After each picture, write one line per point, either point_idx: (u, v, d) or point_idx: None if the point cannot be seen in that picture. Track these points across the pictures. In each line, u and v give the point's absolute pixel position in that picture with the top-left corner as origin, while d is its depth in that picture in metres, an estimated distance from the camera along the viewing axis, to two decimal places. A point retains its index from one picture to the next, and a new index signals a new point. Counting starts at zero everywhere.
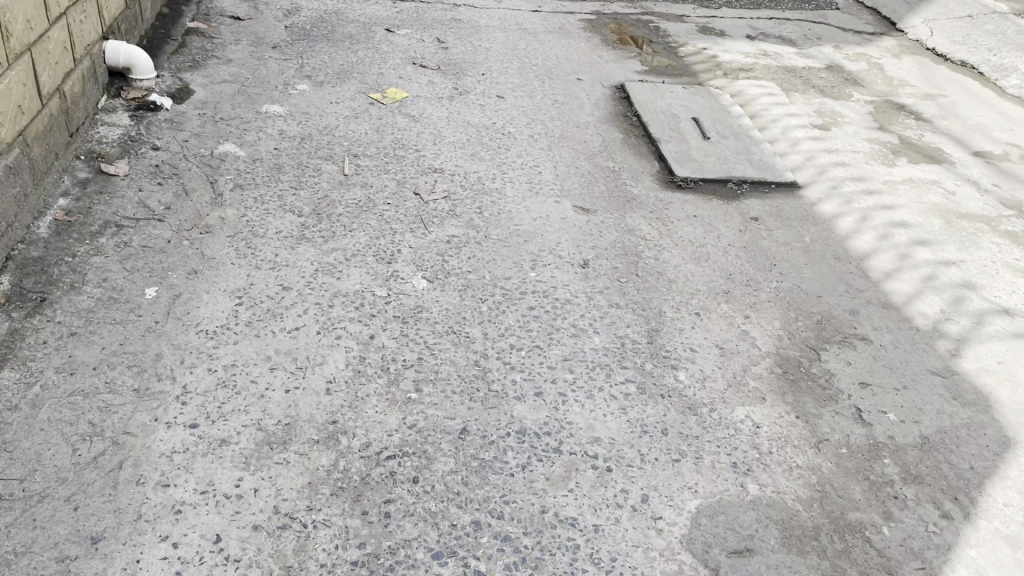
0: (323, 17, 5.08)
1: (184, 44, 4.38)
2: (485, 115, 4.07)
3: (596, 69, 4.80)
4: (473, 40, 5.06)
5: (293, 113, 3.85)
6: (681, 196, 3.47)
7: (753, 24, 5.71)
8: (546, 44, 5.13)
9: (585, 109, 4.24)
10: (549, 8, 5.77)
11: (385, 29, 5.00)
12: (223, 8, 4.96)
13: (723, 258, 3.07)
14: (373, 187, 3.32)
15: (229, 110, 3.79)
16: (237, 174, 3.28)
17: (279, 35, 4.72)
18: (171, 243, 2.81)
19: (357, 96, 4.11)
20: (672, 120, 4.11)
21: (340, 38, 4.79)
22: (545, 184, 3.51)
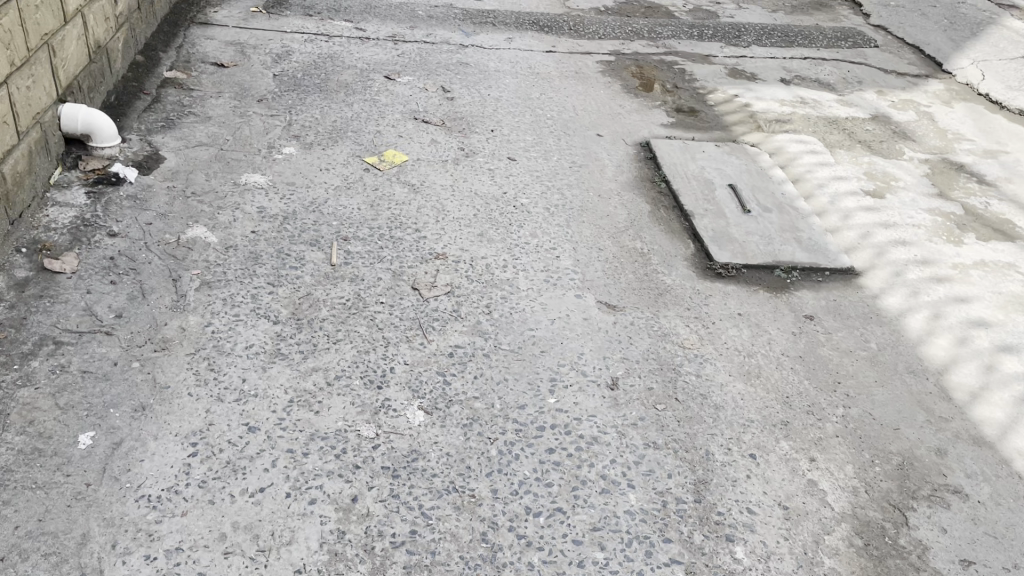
0: (317, 62, 4.63)
1: (158, 99, 3.93)
2: (494, 182, 3.61)
3: (617, 123, 4.34)
4: (482, 87, 4.60)
5: (276, 185, 3.39)
6: (722, 287, 2.99)
7: (787, 66, 5.24)
8: (561, 91, 4.67)
9: (606, 174, 3.78)
10: (563, 48, 5.31)
11: (385, 77, 4.55)
12: (206, 54, 4.51)
13: (777, 371, 2.59)
14: (364, 282, 2.86)
15: (202, 182, 3.33)
16: (205, 267, 2.82)
17: (268, 85, 4.28)
18: (118, 366, 2.35)
19: (351, 160, 3.66)
20: (705, 187, 3.63)
21: (333, 88, 4.34)
22: (563, 271, 3.04)
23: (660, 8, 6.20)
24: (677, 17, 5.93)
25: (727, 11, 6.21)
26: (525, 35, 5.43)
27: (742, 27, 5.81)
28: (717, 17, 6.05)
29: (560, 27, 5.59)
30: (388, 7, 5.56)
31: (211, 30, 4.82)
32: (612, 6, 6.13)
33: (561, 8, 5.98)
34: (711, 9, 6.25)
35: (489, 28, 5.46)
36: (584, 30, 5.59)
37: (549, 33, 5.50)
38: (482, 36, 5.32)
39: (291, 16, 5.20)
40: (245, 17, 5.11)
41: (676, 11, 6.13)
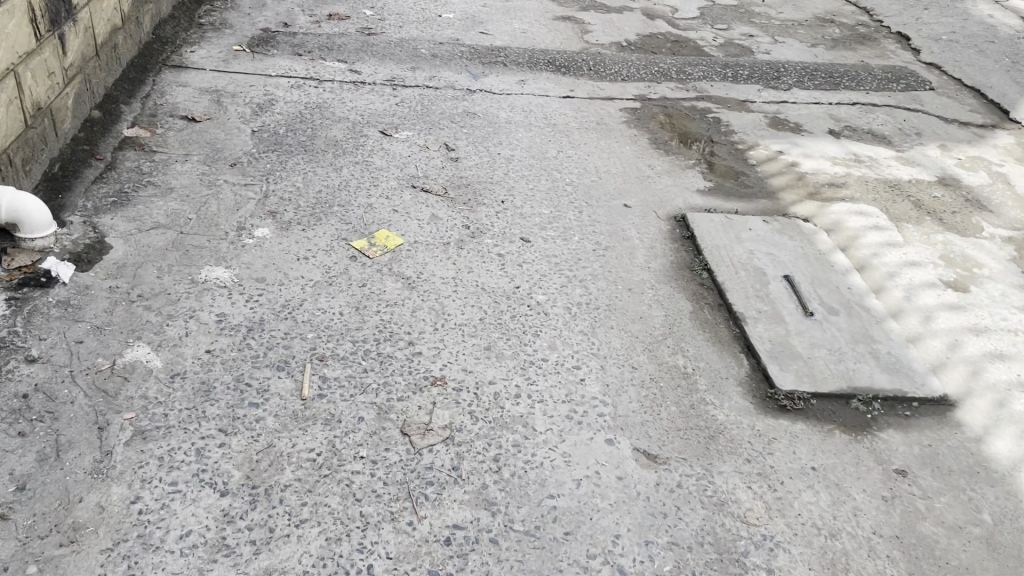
0: (303, 113, 4.07)
1: (112, 165, 3.38)
2: (504, 272, 3.04)
3: (646, 188, 3.76)
4: (491, 142, 4.04)
5: (242, 281, 2.82)
6: (788, 426, 2.40)
7: (835, 114, 4.67)
8: (581, 147, 4.10)
9: (636, 260, 3.19)
10: (582, 93, 4.75)
11: (380, 132, 3.98)
12: (177, 105, 3.96)
13: (870, 562, 2.00)
14: (341, 425, 2.28)
15: (152, 279, 2.77)
16: (143, 407, 2.26)
17: (244, 144, 3.72)
18: (7, 572, 1.78)
19: (336, 244, 3.09)
20: (756, 278, 3.05)
21: (320, 146, 3.78)
22: (588, 399, 2.46)
23: (687, 44, 5.64)
24: (706, 56, 5.37)
25: (761, 48, 5.65)
26: (539, 77, 4.88)
27: (781, 66, 5.23)
28: (751, 54, 5.48)
29: (577, 67, 5.03)
30: (386, 45, 5.01)
31: (185, 75, 4.27)
32: (634, 42, 5.58)
33: (580, 45, 5.42)
34: (743, 45, 5.69)
35: (499, 69, 4.90)
36: (605, 70, 5.03)
37: (565, 74, 4.94)
38: (491, 79, 4.77)
39: (277, 58, 4.66)
40: (226, 59, 4.56)
41: (705, 48, 5.58)
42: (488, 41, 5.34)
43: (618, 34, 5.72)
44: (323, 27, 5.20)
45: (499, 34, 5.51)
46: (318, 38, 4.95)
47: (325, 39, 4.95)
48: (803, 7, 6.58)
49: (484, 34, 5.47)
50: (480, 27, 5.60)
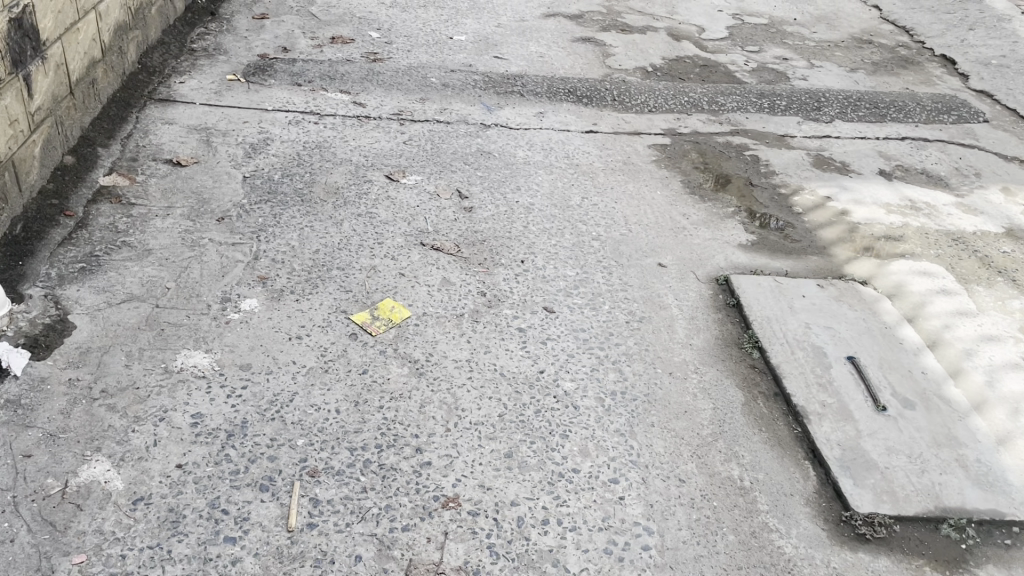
0: (301, 154, 3.70)
1: (84, 222, 3.00)
2: (525, 350, 2.66)
3: (681, 242, 3.37)
4: (508, 186, 3.66)
5: (224, 369, 2.43)
6: (869, 564, 2.01)
7: (883, 152, 4.27)
8: (607, 192, 3.72)
9: (675, 336, 2.80)
10: (606, 128, 4.38)
11: (386, 176, 3.61)
12: (161, 147, 3.58)
13: None
14: (334, 569, 1.89)
15: (119, 369, 2.38)
16: (96, 547, 1.87)
17: (234, 194, 3.34)
18: None
19: (333, 318, 2.71)
20: (815, 359, 2.68)
21: (319, 195, 3.40)
22: (629, 525, 2.07)
23: (716, 69, 5.26)
24: (738, 84, 4.99)
25: (796, 73, 5.27)
26: (559, 109, 4.51)
27: (821, 95, 4.87)
28: (787, 81, 5.11)
29: (600, 97, 4.66)
30: (393, 73, 4.64)
31: (172, 110, 3.89)
32: (660, 68, 5.21)
33: (601, 73, 5.06)
34: (777, 70, 5.31)
35: (515, 100, 4.54)
36: (630, 100, 4.65)
37: (586, 105, 4.57)
38: (507, 112, 4.41)
39: (274, 88, 4.29)
40: (219, 90, 4.20)
41: (735, 75, 5.20)
42: (504, 67, 4.98)
43: (643, 58, 5.35)
44: (327, 53, 4.85)
45: (515, 59, 5.15)
46: (320, 66, 4.59)
47: (328, 66, 4.59)
48: (836, 27, 6.20)
49: (499, 60, 5.11)
50: (496, 52, 5.24)
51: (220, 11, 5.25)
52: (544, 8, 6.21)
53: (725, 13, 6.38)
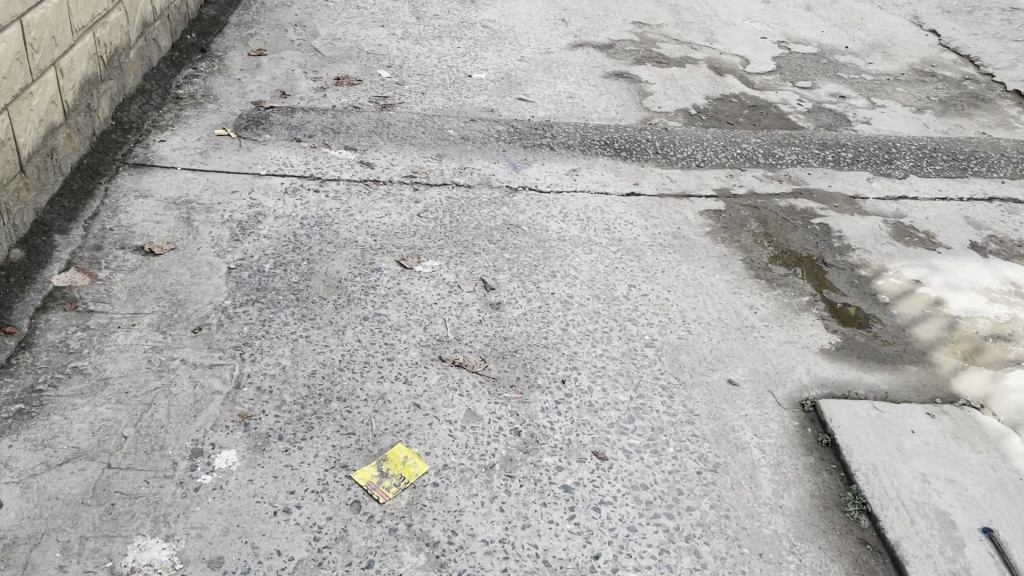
0: (300, 234, 3.16)
1: (29, 340, 2.46)
2: (574, 521, 2.10)
3: (752, 347, 2.81)
4: (541, 271, 3.12)
5: (187, 567, 1.88)
6: None
7: (970, 218, 3.70)
8: (658, 277, 3.17)
9: (760, 492, 2.23)
10: (650, 188, 3.82)
11: (397, 262, 3.07)
12: (132, 229, 3.04)
13: None
14: None
15: (51, 573, 1.83)
16: None
17: (215, 292, 2.79)
18: None
19: (331, 477, 2.15)
20: (943, 532, 2.13)
21: (318, 292, 2.85)
22: None
23: (767, 112, 4.71)
24: (793, 130, 4.43)
25: (857, 115, 4.70)
26: (594, 166, 3.96)
27: (890, 144, 4.29)
28: (849, 126, 4.55)
29: (640, 150, 4.11)
30: (405, 122, 4.09)
31: (149, 179, 3.35)
32: (704, 112, 4.66)
33: (639, 119, 4.51)
34: (834, 112, 4.75)
35: (545, 155, 4.00)
36: (674, 154, 4.10)
37: (626, 161, 4.03)
38: (537, 171, 3.87)
39: (270, 147, 3.74)
40: (205, 149, 3.65)
41: (788, 119, 4.64)
42: (530, 113, 4.44)
43: (684, 99, 4.80)
44: (331, 99, 4.31)
45: (542, 103, 4.61)
46: (322, 114, 4.05)
47: (331, 115, 4.05)
48: (892, 57, 5.64)
49: (525, 104, 4.58)
50: (520, 94, 4.70)
51: (211, 49, 4.72)
52: (571, 36, 5.67)
53: (770, 41, 5.82)
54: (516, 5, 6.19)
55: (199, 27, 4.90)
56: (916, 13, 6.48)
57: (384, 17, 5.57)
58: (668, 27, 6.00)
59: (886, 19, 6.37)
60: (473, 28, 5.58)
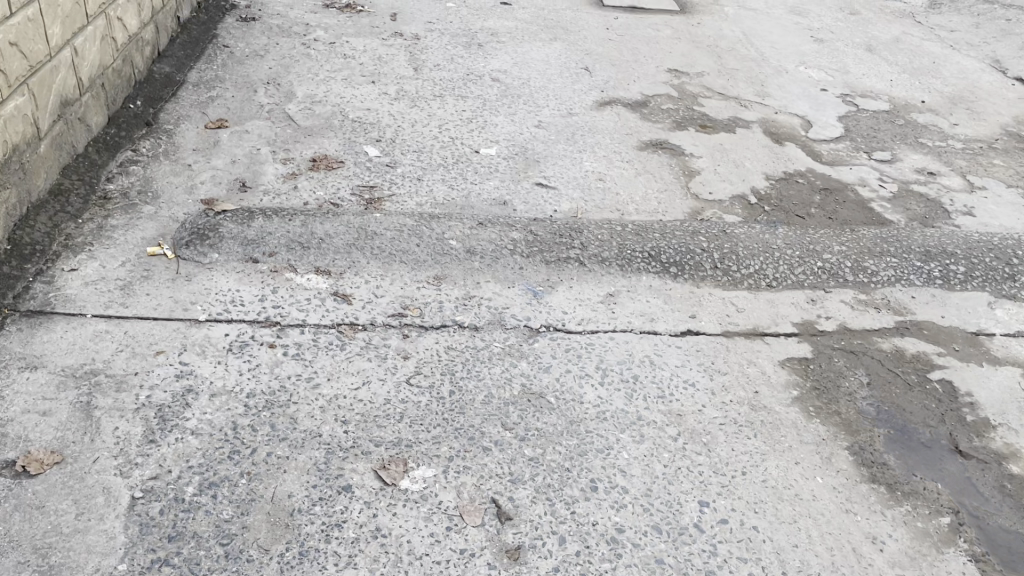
0: (242, 424, 2.29)
1: None
2: None
3: None
4: (577, 477, 2.25)
5: None
6: None
7: None
8: (737, 481, 2.29)
9: None
10: (709, 324, 2.96)
11: (375, 475, 2.19)
12: (5, 429, 2.18)
13: None
14: None
15: None
16: None
17: (106, 548, 1.92)
18: None
19: None
20: None
21: (258, 539, 1.99)
22: None
23: (842, 198, 3.85)
24: (879, 229, 3.57)
25: (955, 203, 3.85)
26: (636, 289, 3.10)
27: (1007, 249, 3.43)
28: (949, 221, 3.69)
29: (693, 262, 3.24)
30: (395, 225, 3.23)
31: (44, 337, 2.49)
32: (764, 200, 3.80)
33: (686, 213, 3.65)
34: (922, 199, 3.89)
35: (572, 273, 3.14)
36: (736, 268, 3.23)
37: (675, 280, 3.16)
38: (563, 299, 3.01)
39: (216, 275, 2.88)
40: (129, 282, 2.79)
41: (868, 209, 3.77)
42: (554, 207, 3.61)
43: (739, 183, 3.94)
44: (302, 194, 3.45)
45: (566, 190, 3.77)
46: (288, 217, 3.18)
47: (301, 218, 3.18)
48: (978, 116, 4.79)
49: (545, 193, 3.73)
50: (539, 177, 3.85)
51: (160, 121, 3.87)
52: (597, 92, 4.83)
53: (831, 95, 4.98)
54: (531, 51, 5.36)
55: (146, 91, 4.05)
56: (994, 56, 5.67)
57: (378, 70, 4.76)
58: (708, 76, 5.16)
59: (962, 64, 5.55)
60: (482, 83, 4.74)
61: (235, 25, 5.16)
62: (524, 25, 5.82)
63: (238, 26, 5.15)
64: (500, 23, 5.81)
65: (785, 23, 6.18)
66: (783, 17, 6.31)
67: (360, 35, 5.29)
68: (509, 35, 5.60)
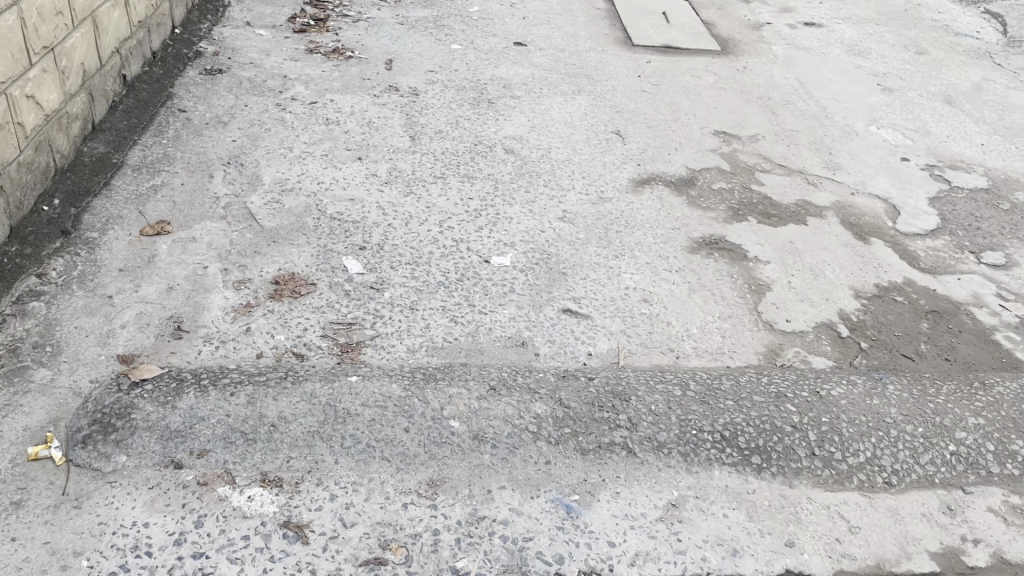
0: None
1: None
2: None
3: None
4: None
5: None
6: None
7: None
8: None
9: None
10: (814, 556, 2.11)
11: None
12: None
13: None
14: None
15: None
16: None
17: None
18: None
19: None
20: None
21: None
22: None
23: (957, 328, 3.01)
24: (1016, 380, 2.72)
25: None
26: (707, 492, 2.25)
27: None
28: None
29: (781, 444, 2.38)
30: (377, 394, 2.38)
31: None
32: (857, 331, 2.96)
33: (758, 355, 2.81)
34: None
35: (619, 467, 2.29)
36: (840, 455, 2.37)
37: (759, 476, 2.31)
38: (608, 516, 2.15)
39: (118, 495, 2.04)
40: None
41: (993, 345, 2.93)
42: (587, 348, 2.77)
43: (821, 301, 3.10)
44: (255, 342, 2.62)
45: (602, 319, 2.93)
46: (230, 387, 2.34)
47: (247, 389, 2.34)
48: None
49: (576, 324, 2.89)
50: (566, 298, 3.02)
51: (81, 228, 3.04)
52: (631, 167, 4.00)
53: (914, 166, 4.14)
54: (551, 108, 4.54)
55: (67, 184, 3.22)
56: None
57: (369, 143, 3.94)
58: (764, 141, 4.32)
59: None
60: (493, 158, 3.95)
61: (198, 80, 4.34)
62: (542, 72, 5.00)
63: (200, 82, 4.32)
64: (513, 70, 4.99)
65: (844, 65, 5.34)
66: (841, 58, 5.47)
67: (347, 91, 4.46)
68: (525, 86, 4.78)
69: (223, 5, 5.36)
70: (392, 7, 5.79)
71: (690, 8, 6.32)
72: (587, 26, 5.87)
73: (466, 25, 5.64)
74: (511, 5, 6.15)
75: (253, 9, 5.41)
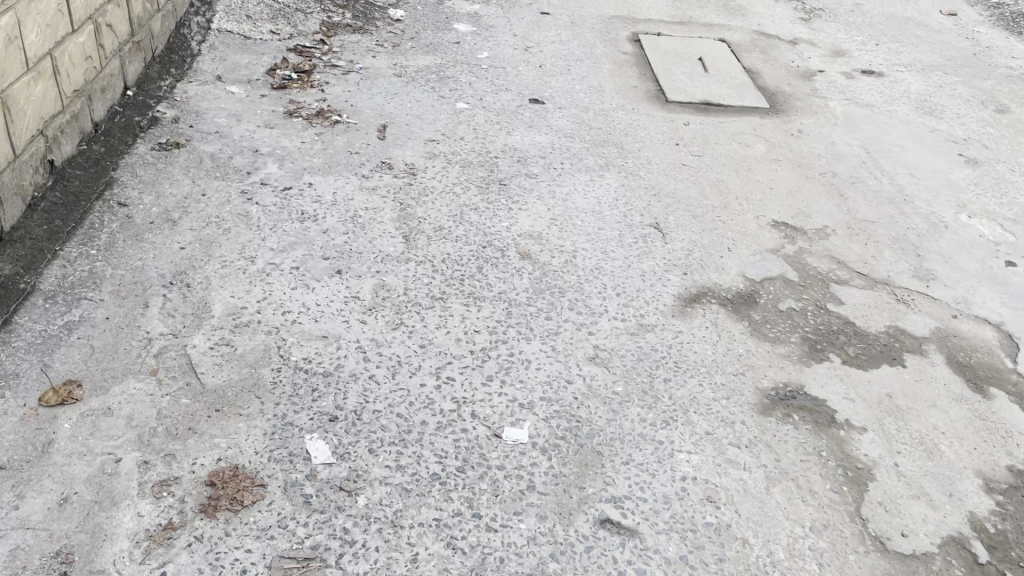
0: None
1: None
2: None
3: None
4: None
5: None
6: None
7: None
8: None
9: None
10: None
11: None
12: None
13: None
14: None
15: None
16: None
17: None
18: None
19: None
20: None
21: None
22: None
23: None
24: None
25: None
26: None
27: None
28: None
29: None
30: None
31: None
32: (999, 551, 2.19)
33: None
34: None
35: None
36: None
37: None
38: None
39: None
40: None
41: None
42: None
43: (943, 500, 2.34)
44: None
45: (652, 537, 2.14)
46: None
47: None
48: None
49: (619, 547, 2.11)
50: (603, 500, 2.23)
51: None
52: (676, 276, 3.24)
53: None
54: (576, 191, 3.79)
55: None
56: None
57: (353, 247, 3.18)
58: (834, 238, 3.56)
59: None
60: (506, 266, 3.20)
61: (148, 159, 3.59)
62: (563, 139, 4.25)
63: (151, 162, 3.57)
64: (529, 137, 4.24)
65: (915, 130, 4.59)
66: (911, 118, 4.73)
67: (332, 170, 3.72)
68: (545, 159, 4.03)
69: (192, 53, 4.61)
70: (389, 54, 5.04)
71: (729, 53, 5.57)
72: (614, 76, 5.12)
73: (474, 76, 4.90)
74: (526, 49, 5.40)
75: (226, 58, 4.66)
